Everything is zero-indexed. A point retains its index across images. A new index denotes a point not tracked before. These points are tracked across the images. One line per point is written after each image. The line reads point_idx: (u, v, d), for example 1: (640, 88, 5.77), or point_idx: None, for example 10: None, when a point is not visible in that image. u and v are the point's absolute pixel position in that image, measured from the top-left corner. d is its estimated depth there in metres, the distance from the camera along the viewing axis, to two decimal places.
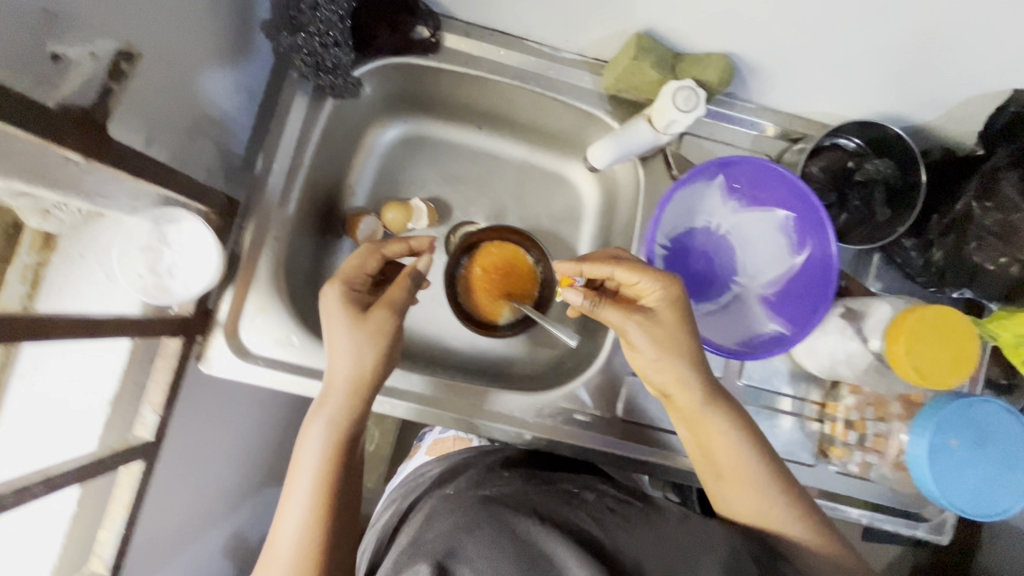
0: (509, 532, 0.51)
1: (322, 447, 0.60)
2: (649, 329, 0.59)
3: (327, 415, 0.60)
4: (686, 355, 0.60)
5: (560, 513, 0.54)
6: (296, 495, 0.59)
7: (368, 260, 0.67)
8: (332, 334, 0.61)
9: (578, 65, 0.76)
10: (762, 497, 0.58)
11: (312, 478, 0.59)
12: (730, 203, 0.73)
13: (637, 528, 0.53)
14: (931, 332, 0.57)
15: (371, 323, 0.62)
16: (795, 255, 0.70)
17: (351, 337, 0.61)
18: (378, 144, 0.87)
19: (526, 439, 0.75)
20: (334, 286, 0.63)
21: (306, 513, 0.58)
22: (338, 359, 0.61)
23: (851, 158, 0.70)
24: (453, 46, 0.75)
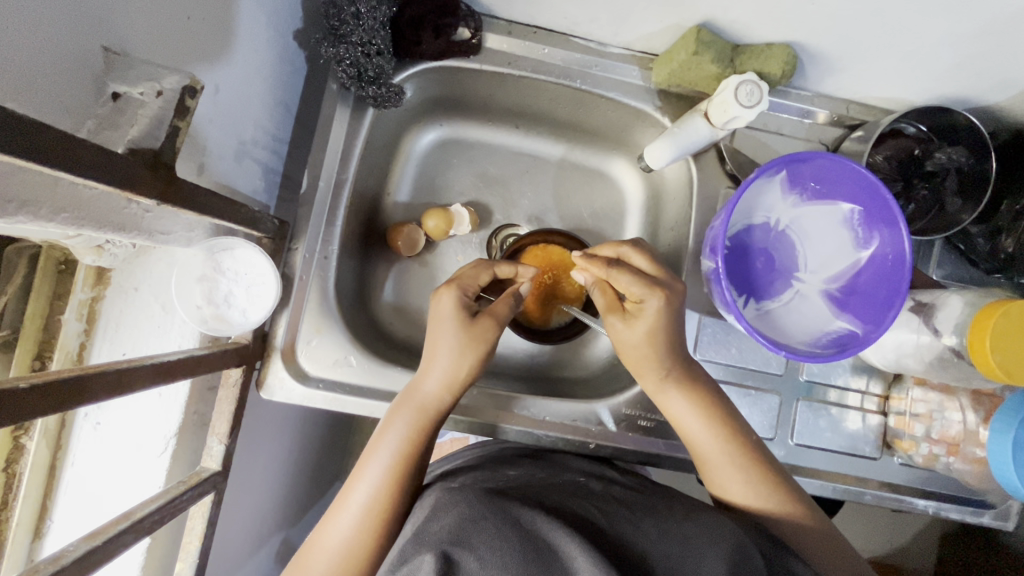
0: (515, 526, 0.46)
1: (402, 439, 0.59)
2: (632, 317, 0.62)
3: (406, 419, 0.60)
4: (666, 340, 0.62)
5: (568, 504, 0.51)
6: (363, 479, 0.57)
7: (481, 272, 0.66)
8: (439, 347, 0.61)
9: (624, 60, 0.74)
10: (738, 476, 0.60)
11: (385, 466, 0.57)
12: (790, 198, 0.70)
13: (644, 520, 0.50)
14: (1013, 324, 0.57)
15: (481, 332, 0.62)
16: (860, 248, 0.69)
17: (458, 346, 0.61)
18: (415, 149, 0.85)
19: (589, 447, 0.73)
20: (448, 293, 0.63)
21: (371, 496, 0.56)
22: (440, 362, 0.61)
23: (918, 146, 0.69)
24: (494, 46, 0.73)
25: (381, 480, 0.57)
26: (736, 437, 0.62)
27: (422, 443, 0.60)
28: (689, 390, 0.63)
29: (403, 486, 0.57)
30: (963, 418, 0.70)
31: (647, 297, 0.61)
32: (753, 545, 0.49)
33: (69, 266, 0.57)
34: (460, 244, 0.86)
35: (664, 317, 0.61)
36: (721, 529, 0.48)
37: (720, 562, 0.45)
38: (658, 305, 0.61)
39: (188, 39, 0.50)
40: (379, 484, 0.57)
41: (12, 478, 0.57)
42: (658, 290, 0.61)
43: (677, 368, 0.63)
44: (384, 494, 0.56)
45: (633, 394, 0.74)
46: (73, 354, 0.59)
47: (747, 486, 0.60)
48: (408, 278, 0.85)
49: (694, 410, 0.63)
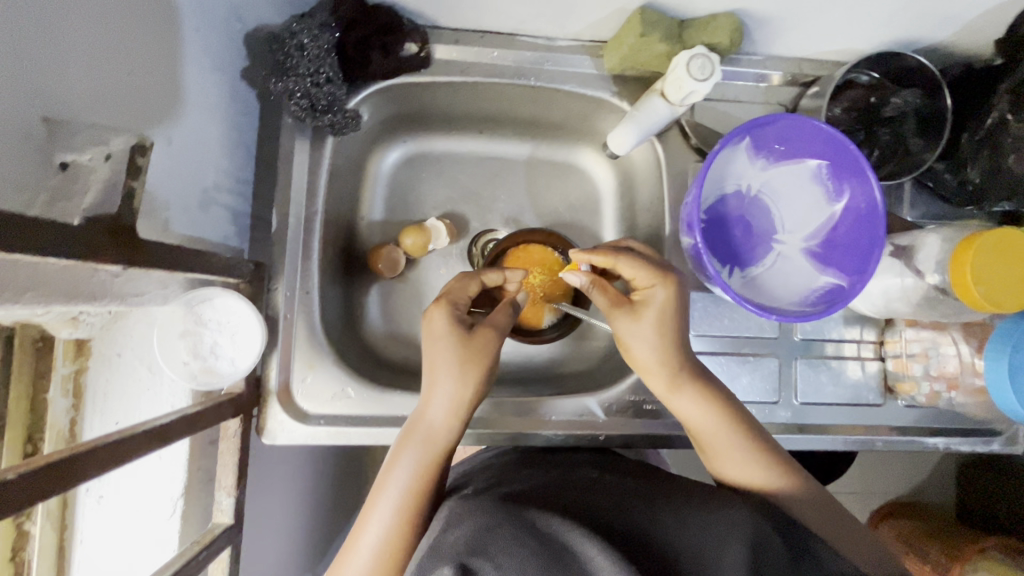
0: (534, 531, 0.46)
1: (411, 474, 0.58)
2: (641, 315, 0.62)
3: (414, 453, 0.59)
4: (679, 335, 0.63)
5: (587, 501, 0.51)
6: (374, 519, 0.56)
7: (469, 284, 0.66)
8: (439, 373, 0.60)
9: (575, 51, 0.74)
10: (752, 465, 0.60)
11: (394, 505, 0.56)
12: (758, 162, 0.71)
13: (664, 515, 0.48)
14: (990, 257, 0.57)
15: (488, 345, 0.62)
16: (832, 201, 0.69)
17: (460, 368, 0.60)
18: (382, 170, 0.84)
19: (597, 439, 0.73)
20: (439, 310, 0.63)
21: (383, 535, 0.55)
22: (442, 387, 0.60)
23: (873, 94, 0.70)
24: (443, 57, 0.72)
25: (392, 517, 0.56)
26: (751, 430, 0.62)
27: (433, 476, 0.58)
28: (699, 386, 0.63)
29: (417, 520, 0.57)
30: (957, 351, 0.72)
31: (643, 275, 0.63)
32: (769, 527, 0.49)
33: (46, 342, 0.55)
34: (441, 258, 0.87)
35: (661, 311, 0.62)
36: (741, 516, 0.48)
37: (740, 557, 0.44)
38: (667, 292, 0.63)
39: (132, 96, 0.49)
40: (392, 523, 0.56)
41: (22, 565, 0.56)
42: (661, 277, 0.63)
43: (688, 368, 0.63)
44: (397, 535, 0.56)
45: (635, 378, 0.74)
46: (65, 432, 0.58)
47: (767, 472, 0.59)
48: (394, 299, 0.84)
49: (705, 403, 0.62)
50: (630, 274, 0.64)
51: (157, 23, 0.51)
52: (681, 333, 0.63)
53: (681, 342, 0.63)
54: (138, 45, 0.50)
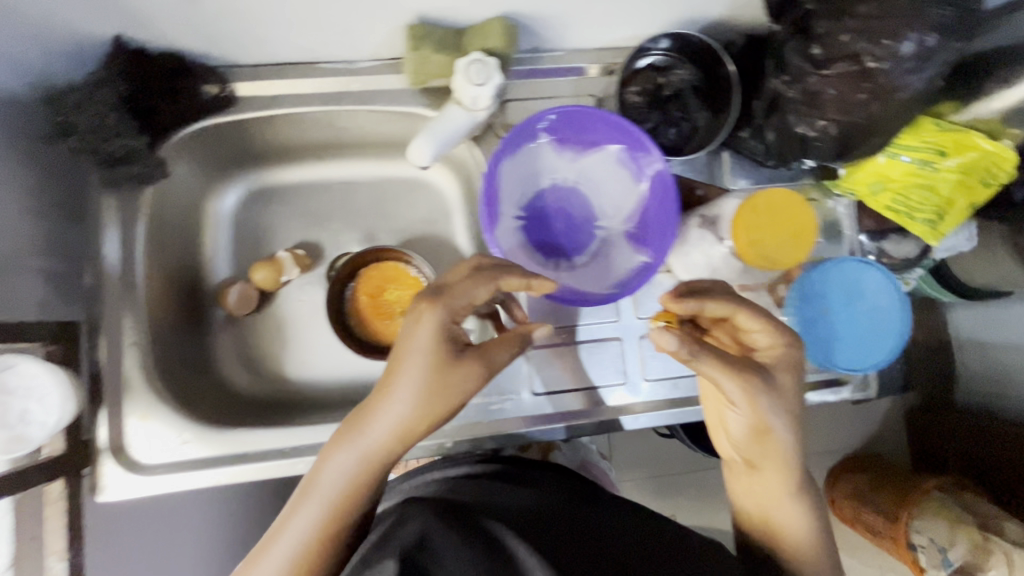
0: (476, 537, 0.52)
1: (311, 524, 0.54)
2: (753, 393, 0.56)
3: (353, 456, 0.55)
4: (758, 396, 0.56)
5: (545, 518, 0.56)
6: (289, 534, 0.53)
7: (478, 288, 0.56)
8: (406, 394, 0.54)
9: (378, 70, 0.75)
10: (789, 508, 0.60)
11: (292, 550, 0.53)
12: (566, 154, 0.73)
13: (607, 537, 0.54)
14: (763, 220, 0.59)
15: (454, 380, 0.55)
16: (638, 182, 0.71)
17: (429, 385, 0.54)
18: (224, 211, 0.85)
19: (446, 447, 0.74)
20: (433, 312, 0.54)
21: (293, 553, 0.53)
22: (398, 402, 0.54)
23: (659, 74, 0.71)
24: (247, 93, 0.73)
25: (313, 541, 0.53)
26: (795, 472, 0.60)
27: (362, 494, 0.55)
28: (763, 434, 0.58)
29: (328, 545, 0.54)
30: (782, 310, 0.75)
31: (779, 346, 0.58)
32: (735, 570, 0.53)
33: None
34: (297, 288, 0.87)
35: (786, 396, 0.58)
36: (684, 555, 0.54)
37: None
38: (790, 349, 0.58)
39: None
40: (310, 537, 0.53)
41: None
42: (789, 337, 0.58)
43: (753, 417, 0.57)
44: (308, 552, 0.53)
45: (480, 380, 0.74)
46: None
47: (782, 505, 0.60)
48: (254, 335, 0.85)
49: (783, 442, 0.58)
50: (749, 328, 0.59)
51: None
52: (778, 404, 0.57)
53: (758, 396, 0.56)
54: None
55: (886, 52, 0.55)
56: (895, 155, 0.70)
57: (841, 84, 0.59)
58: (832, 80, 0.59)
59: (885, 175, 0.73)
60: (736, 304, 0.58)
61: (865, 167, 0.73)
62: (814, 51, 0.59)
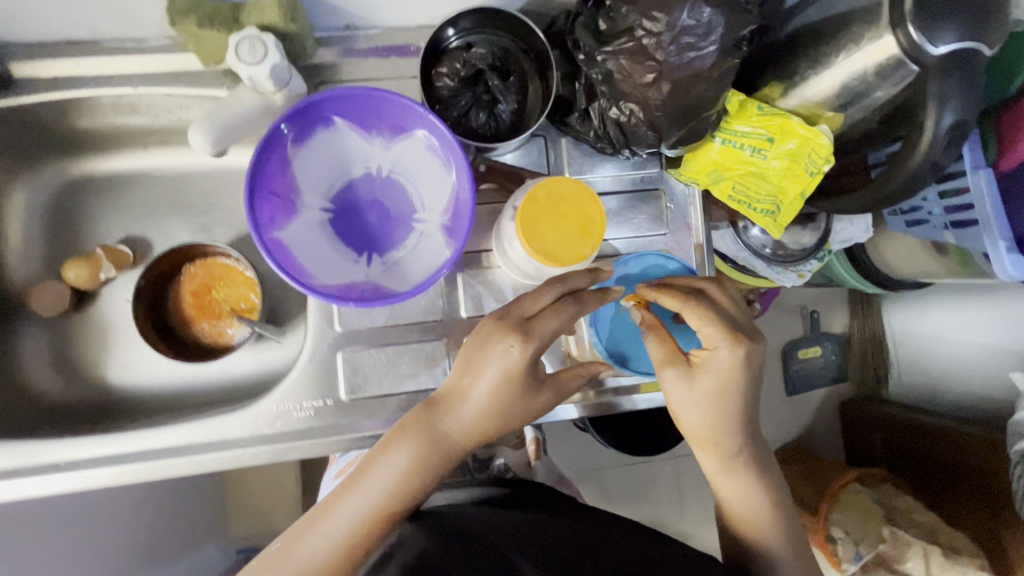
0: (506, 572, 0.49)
1: (357, 516, 0.56)
2: (685, 384, 0.58)
3: (411, 451, 0.57)
4: (707, 388, 0.58)
5: (558, 542, 0.53)
6: (327, 523, 0.56)
7: (541, 297, 0.56)
8: (409, 445, 0.57)
9: (167, 48, 0.68)
10: (751, 491, 0.60)
11: (337, 531, 0.56)
12: (376, 141, 0.67)
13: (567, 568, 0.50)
14: (543, 211, 0.54)
15: (536, 394, 0.57)
16: (448, 171, 0.66)
17: (503, 392, 0.56)
18: (34, 204, 0.79)
19: (245, 458, 0.67)
20: (515, 344, 0.54)
21: (332, 540, 0.55)
22: (479, 392, 0.56)
23: (459, 57, 0.65)
24: (23, 75, 0.67)
25: (330, 553, 0.55)
26: (761, 471, 0.61)
27: (413, 483, 0.57)
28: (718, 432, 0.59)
29: (371, 540, 0.56)
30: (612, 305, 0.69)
31: (719, 339, 0.57)
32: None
33: None
34: (120, 287, 0.82)
35: (704, 389, 0.58)
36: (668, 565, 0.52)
37: None
38: (732, 356, 0.57)
39: None
40: (335, 540, 0.55)
41: None
42: (737, 340, 0.57)
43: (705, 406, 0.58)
44: (337, 552, 0.55)
45: (284, 385, 0.68)
46: None
47: (770, 522, 0.60)
48: (71, 338, 0.79)
49: (734, 433, 0.59)
50: (700, 326, 0.58)
51: None
52: (733, 396, 0.58)
53: (728, 387, 0.58)
54: None
55: (660, 26, 0.51)
56: (727, 140, 0.66)
57: (629, 63, 0.55)
58: (620, 58, 0.55)
59: (720, 163, 0.68)
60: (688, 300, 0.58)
61: (700, 154, 0.68)
62: (601, 25, 0.56)
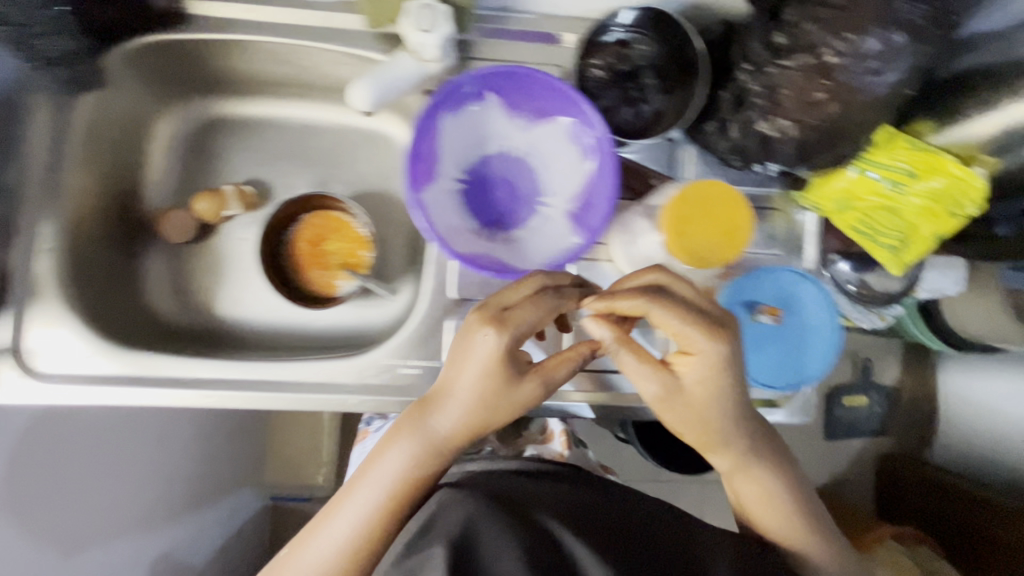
0: (550, 544, 0.50)
1: (364, 521, 0.56)
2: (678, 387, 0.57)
3: (405, 444, 0.56)
4: (689, 392, 0.57)
5: (582, 502, 0.55)
6: (343, 511, 0.57)
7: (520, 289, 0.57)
8: (396, 443, 0.57)
9: (336, 7, 0.72)
10: (784, 515, 0.61)
11: (364, 507, 0.56)
12: (517, 122, 0.70)
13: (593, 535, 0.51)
14: (693, 211, 0.55)
15: (532, 384, 0.56)
16: (585, 160, 0.67)
17: (490, 387, 0.55)
18: (174, 136, 0.83)
19: (349, 403, 0.70)
20: (491, 335, 0.53)
21: (352, 527, 0.56)
22: (460, 395, 0.55)
23: (622, 51, 0.67)
24: (201, 12, 0.71)
25: (359, 528, 0.56)
26: (792, 493, 0.62)
27: (423, 471, 0.57)
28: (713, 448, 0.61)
29: (389, 524, 0.56)
30: None
31: (705, 346, 0.54)
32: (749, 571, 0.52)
33: None
34: (239, 225, 0.85)
35: (692, 399, 0.57)
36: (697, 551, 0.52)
37: None
38: (718, 352, 0.54)
39: None
40: (360, 521, 0.56)
41: None
42: (713, 334, 0.54)
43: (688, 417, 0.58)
44: (366, 531, 0.56)
45: (398, 340, 0.71)
46: None
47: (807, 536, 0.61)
48: (188, 266, 0.83)
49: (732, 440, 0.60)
50: (669, 326, 0.55)
51: None
52: (717, 397, 0.57)
53: (705, 394, 0.56)
54: None
55: (848, 46, 0.52)
56: (864, 170, 0.66)
57: (803, 78, 0.56)
58: (795, 72, 0.56)
59: (851, 191, 0.68)
60: (648, 294, 0.54)
61: (833, 179, 0.68)
62: (777, 39, 0.57)
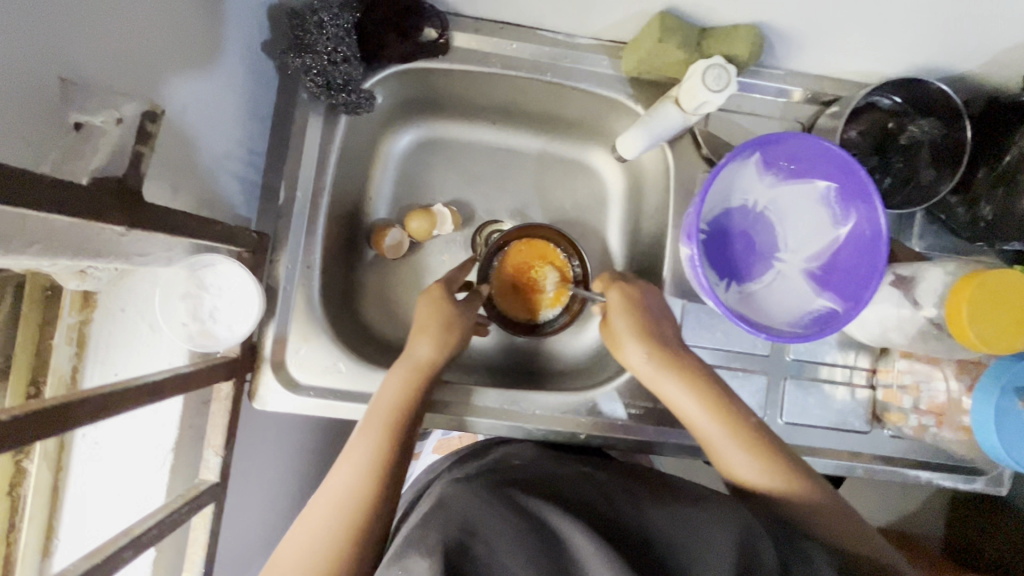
0: (529, 518, 0.52)
1: (350, 487, 0.57)
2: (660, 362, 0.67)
3: (383, 416, 0.62)
4: (670, 370, 0.66)
5: (580, 498, 0.56)
6: (345, 470, 0.58)
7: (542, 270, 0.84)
8: (368, 430, 0.61)
9: (595, 50, 0.73)
10: (840, 515, 0.59)
11: (361, 465, 0.58)
12: (766, 179, 0.70)
13: (653, 514, 0.54)
14: (991, 299, 0.57)
15: (647, 356, 0.67)
16: (837, 223, 0.68)
17: (437, 343, 0.69)
18: (393, 153, 0.85)
19: (576, 435, 0.75)
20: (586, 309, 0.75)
21: (351, 488, 0.57)
22: (422, 343, 0.69)
23: (892, 120, 0.69)
24: (463, 45, 0.72)
25: (351, 490, 0.57)
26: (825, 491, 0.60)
27: (401, 427, 0.63)
28: (743, 440, 0.63)
29: (380, 478, 0.58)
30: (947, 386, 0.71)
31: (662, 321, 0.70)
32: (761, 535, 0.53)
33: (54, 292, 0.59)
34: (443, 244, 0.87)
35: (667, 361, 0.67)
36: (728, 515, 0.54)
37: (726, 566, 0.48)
38: (626, 298, 0.70)
39: (151, 62, 0.51)
40: (360, 475, 0.58)
41: (17, 499, 0.60)
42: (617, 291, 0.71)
43: (705, 394, 0.65)
44: (361, 486, 0.57)
45: (624, 381, 0.75)
46: (67, 378, 0.62)
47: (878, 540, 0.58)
48: (397, 281, 0.85)
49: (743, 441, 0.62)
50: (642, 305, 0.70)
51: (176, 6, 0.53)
52: (681, 364, 0.67)
53: (685, 371, 0.66)
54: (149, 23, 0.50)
55: None
56: None
57: None
58: None
59: None
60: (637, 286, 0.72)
61: None
62: None
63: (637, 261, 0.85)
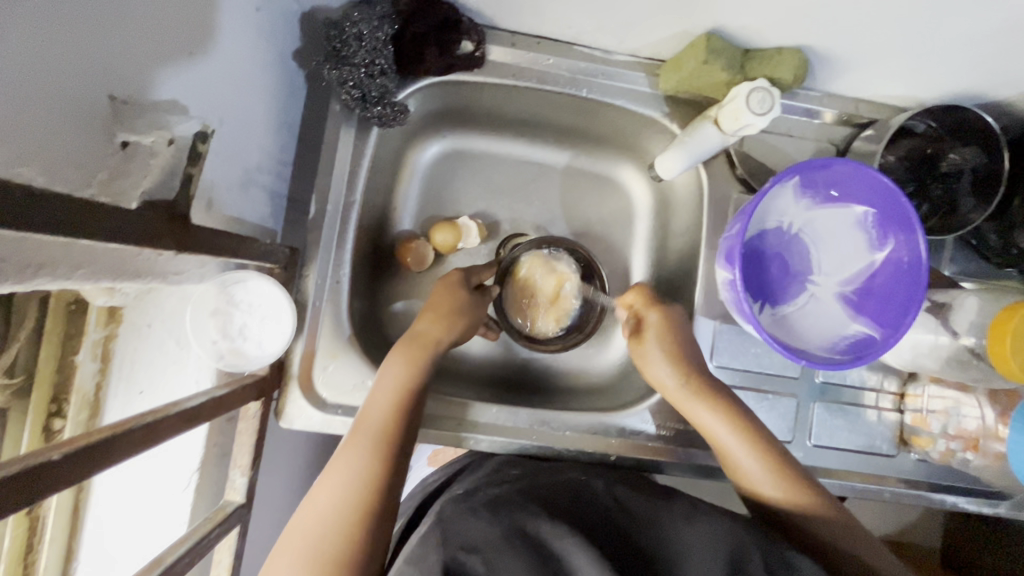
0: (523, 535, 0.52)
1: (359, 468, 0.54)
2: (679, 367, 0.66)
3: (391, 390, 0.61)
4: (689, 373, 0.66)
5: (577, 510, 0.56)
6: (344, 460, 0.55)
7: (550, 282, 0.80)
8: (368, 423, 0.58)
9: (631, 67, 0.73)
10: (846, 525, 0.58)
11: (366, 450, 0.55)
12: (803, 202, 0.70)
13: (649, 527, 0.55)
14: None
15: (669, 361, 0.67)
16: (873, 249, 0.68)
17: (443, 321, 0.68)
18: (419, 164, 0.83)
19: (601, 455, 0.73)
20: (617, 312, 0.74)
21: (353, 479, 0.53)
22: (430, 322, 0.67)
23: (930, 146, 0.70)
24: (497, 58, 0.71)
25: (355, 478, 0.53)
26: (832, 499, 0.60)
27: (407, 407, 0.60)
28: (755, 444, 0.62)
29: (386, 469, 0.55)
30: (981, 414, 0.71)
31: (680, 327, 0.69)
32: (748, 539, 0.54)
33: (79, 305, 0.56)
34: (467, 256, 0.85)
35: (684, 364, 0.66)
36: (725, 528, 0.54)
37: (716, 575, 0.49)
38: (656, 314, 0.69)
39: (190, 74, 0.49)
40: (363, 465, 0.54)
41: (36, 520, 0.58)
42: (654, 304, 0.70)
43: (720, 401, 0.64)
44: (365, 478, 0.54)
45: (651, 403, 0.74)
46: (89, 397, 0.60)
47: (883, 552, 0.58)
48: (421, 295, 0.83)
49: (754, 451, 0.61)
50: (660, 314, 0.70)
51: (219, 17, 0.51)
52: (699, 371, 0.66)
53: (704, 379, 0.66)
54: (194, 37, 0.49)
55: None
56: None
57: None
58: None
59: None
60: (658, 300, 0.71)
61: None
62: None
63: (665, 278, 0.84)
